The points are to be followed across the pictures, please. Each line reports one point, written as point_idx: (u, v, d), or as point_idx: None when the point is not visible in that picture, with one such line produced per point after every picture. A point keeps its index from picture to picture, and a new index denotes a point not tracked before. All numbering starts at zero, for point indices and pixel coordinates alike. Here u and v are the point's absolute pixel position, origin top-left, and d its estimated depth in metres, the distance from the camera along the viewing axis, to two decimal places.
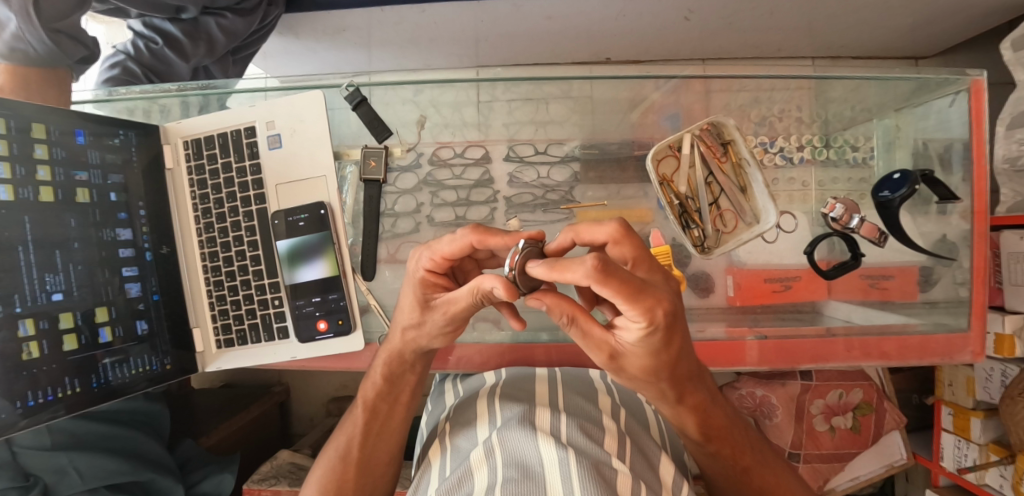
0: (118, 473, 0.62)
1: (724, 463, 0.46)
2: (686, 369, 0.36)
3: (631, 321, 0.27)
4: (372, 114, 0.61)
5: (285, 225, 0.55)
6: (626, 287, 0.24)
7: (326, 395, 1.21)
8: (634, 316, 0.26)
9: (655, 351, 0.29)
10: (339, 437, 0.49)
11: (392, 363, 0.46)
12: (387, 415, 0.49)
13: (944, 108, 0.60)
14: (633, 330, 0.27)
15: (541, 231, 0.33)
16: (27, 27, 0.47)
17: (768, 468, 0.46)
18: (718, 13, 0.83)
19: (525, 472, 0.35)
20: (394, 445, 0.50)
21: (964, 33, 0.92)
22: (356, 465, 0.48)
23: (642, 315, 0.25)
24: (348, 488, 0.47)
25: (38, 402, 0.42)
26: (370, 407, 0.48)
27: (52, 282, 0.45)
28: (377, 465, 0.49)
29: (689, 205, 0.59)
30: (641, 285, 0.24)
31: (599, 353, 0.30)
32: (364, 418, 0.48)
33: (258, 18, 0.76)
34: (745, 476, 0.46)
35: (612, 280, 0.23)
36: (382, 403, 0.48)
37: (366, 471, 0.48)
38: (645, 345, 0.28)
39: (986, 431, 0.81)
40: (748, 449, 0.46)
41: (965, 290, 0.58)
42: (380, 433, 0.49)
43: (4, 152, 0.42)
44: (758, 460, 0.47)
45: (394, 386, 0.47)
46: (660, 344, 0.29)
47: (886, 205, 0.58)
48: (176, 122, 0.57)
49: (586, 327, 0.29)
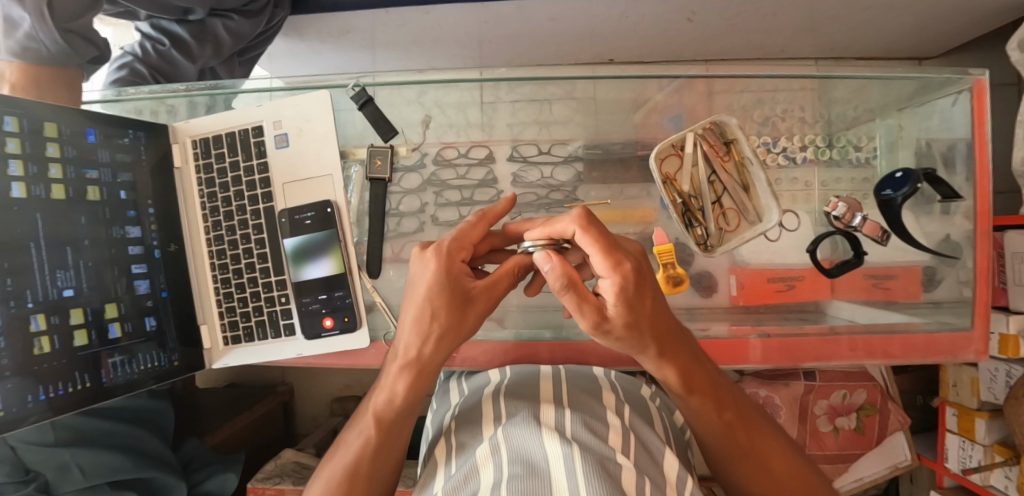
0: (121, 470, 0.63)
1: (709, 419, 0.46)
2: (665, 327, 0.38)
3: (603, 275, 0.32)
4: (378, 114, 0.61)
5: (291, 223, 0.56)
6: (599, 238, 0.32)
7: (331, 395, 1.21)
8: (605, 268, 0.32)
9: (630, 311, 0.33)
10: (340, 451, 0.46)
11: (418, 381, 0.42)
12: (396, 428, 0.45)
13: (948, 108, 0.61)
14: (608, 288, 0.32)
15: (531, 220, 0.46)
16: (40, 28, 0.48)
17: (754, 429, 0.47)
18: (720, 14, 0.83)
19: (531, 469, 0.35)
20: (396, 456, 0.46)
21: (967, 34, 0.92)
22: (364, 476, 0.44)
23: (611, 266, 0.32)
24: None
25: (50, 397, 0.42)
26: (386, 423, 0.44)
27: (63, 278, 0.45)
28: (376, 481, 0.45)
29: (693, 204, 0.59)
30: (611, 240, 0.32)
31: (591, 321, 0.32)
32: (376, 435, 0.44)
33: (264, 20, 0.77)
34: (729, 432, 0.46)
35: (589, 228, 0.32)
36: (400, 418, 0.44)
37: (372, 480, 0.44)
38: (622, 303, 0.32)
39: (991, 432, 0.81)
40: (733, 406, 0.46)
41: (968, 290, 0.59)
42: (390, 444, 0.45)
43: (17, 151, 0.43)
44: (742, 416, 0.47)
45: (407, 401, 0.43)
46: (635, 300, 0.33)
47: (889, 204, 0.58)
48: (185, 122, 0.58)
49: (581, 299, 0.31)
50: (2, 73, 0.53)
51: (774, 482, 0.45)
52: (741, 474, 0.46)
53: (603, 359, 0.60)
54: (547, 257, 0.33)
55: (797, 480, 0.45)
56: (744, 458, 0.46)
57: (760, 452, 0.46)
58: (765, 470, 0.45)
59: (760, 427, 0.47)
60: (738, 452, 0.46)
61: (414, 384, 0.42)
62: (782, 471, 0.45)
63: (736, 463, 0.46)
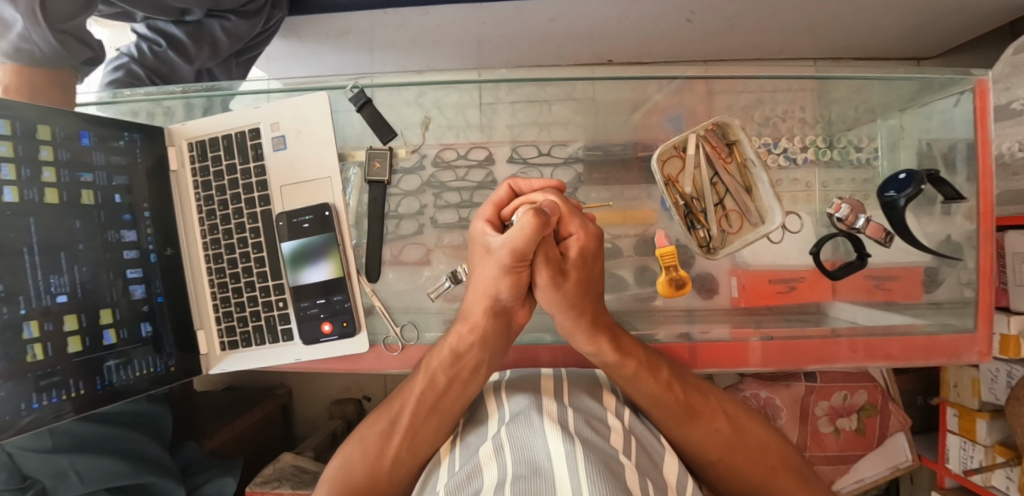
0: (120, 475, 0.62)
1: (649, 384, 0.49)
2: (597, 299, 0.49)
3: (574, 233, 0.45)
4: (377, 115, 0.60)
5: (289, 226, 0.55)
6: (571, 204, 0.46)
7: (330, 397, 1.21)
8: (577, 228, 0.45)
9: (581, 262, 0.46)
10: (373, 419, 0.52)
11: (482, 338, 0.48)
12: (443, 391, 0.49)
13: (949, 108, 0.60)
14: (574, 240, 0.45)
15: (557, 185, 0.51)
16: (34, 28, 0.48)
17: (691, 388, 0.51)
18: (720, 15, 0.83)
19: (534, 470, 0.35)
20: (451, 417, 0.50)
21: (967, 34, 0.92)
22: (404, 430, 0.49)
23: (581, 229, 0.45)
24: (394, 445, 0.50)
25: (43, 404, 0.42)
26: (429, 377, 0.50)
27: (57, 283, 0.44)
28: (421, 434, 0.50)
29: (695, 205, 0.59)
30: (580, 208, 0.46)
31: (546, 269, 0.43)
32: (422, 384, 0.50)
33: (262, 20, 0.75)
34: (671, 394, 0.50)
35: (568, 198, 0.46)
36: (442, 373, 0.49)
37: (413, 435, 0.49)
38: (579, 254, 0.45)
39: (991, 432, 0.81)
40: (666, 369, 0.50)
41: (970, 290, 0.58)
42: (438, 408, 0.49)
43: (9, 154, 0.42)
44: (676, 375, 0.51)
45: (460, 360, 0.49)
46: (591, 255, 0.46)
47: (892, 206, 0.57)
48: (181, 125, 0.58)
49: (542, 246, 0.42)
50: None
51: (722, 436, 0.51)
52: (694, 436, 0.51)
53: None
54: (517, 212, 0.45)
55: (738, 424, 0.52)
56: (689, 414, 0.50)
57: (702, 411, 0.51)
58: (711, 426, 0.51)
59: (700, 389, 0.52)
60: (685, 412, 0.50)
61: (476, 340, 0.48)
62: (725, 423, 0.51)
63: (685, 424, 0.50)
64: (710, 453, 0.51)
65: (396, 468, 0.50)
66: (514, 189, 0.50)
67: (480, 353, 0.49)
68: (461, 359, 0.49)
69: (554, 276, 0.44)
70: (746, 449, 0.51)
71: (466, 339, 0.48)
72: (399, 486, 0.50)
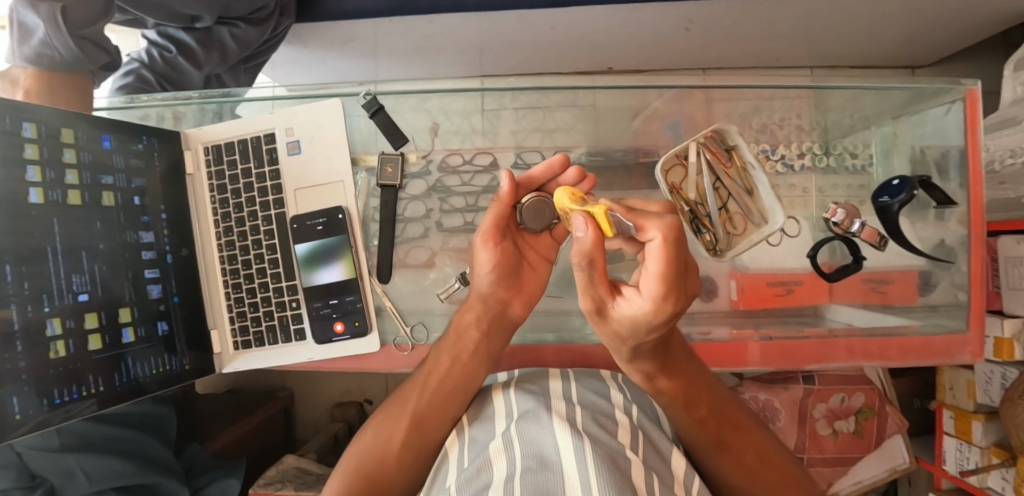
0: (127, 474, 0.62)
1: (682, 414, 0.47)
2: (651, 350, 0.37)
3: (641, 293, 0.27)
4: (389, 121, 0.62)
5: (302, 229, 0.57)
6: (677, 259, 0.24)
7: (332, 400, 1.22)
8: (648, 290, 0.26)
9: (643, 327, 0.29)
10: (391, 406, 0.53)
11: (480, 320, 0.49)
12: (445, 373, 0.51)
13: (940, 117, 0.62)
14: (638, 303, 0.27)
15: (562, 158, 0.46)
16: (53, 35, 0.49)
17: (728, 421, 0.49)
18: (717, 24, 0.85)
19: (543, 463, 0.36)
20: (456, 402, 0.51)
21: (958, 43, 0.95)
22: (412, 416, 0.51)
23: (660, 289, 0.25)
24: (401, 433, 0.50)
25: (64, 400, 0.42)
26: (433, 359, 0.52)
27: (78, 282, 0.45)
28: (426, 424, 0.51)
29: (700, 211, 0.59)
30: (685, 266, 0.25)
31: (590, 302, 0.30)
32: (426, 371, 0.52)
33: (269, 27, 0.77)
34: (702, 427, 0.47)
35: (670, 237, 0.23)
36: (445, 355, 0.51)
37: (419, 422, 0.50)
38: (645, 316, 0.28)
39: (986, 434, 0.82)
40: (707, 403, 0.47)
41: (963, 293, 0.60)
42: (444, 393, 0.51)
43: (35, 156, 0.43)
44: (716, 411, 0.48)
45: (461, 341, 0.50)
46: (650, 326, 0.29)
47: (886, 210, 0.59)
48: (196, 129, 0.59)
49: (591, 268, 0.27)
50: (15, 79, 0.53)
51: (747, 468, 0.47)
52: (718, 467, 0.48)
53: (610, 362, 0.61)
54: (587, 224, 0.26)
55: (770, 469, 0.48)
56: (719, 447, 0.48)
57: (731, 442, 0.48)
58: (737, 458, 0.47)
59: (734, 420, 0.49)
60: (713, 443, 0.48)
61: (474, 320, 0.49)
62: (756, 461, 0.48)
63: (709, 453, 0.48)
64: (734, 485, 0.47)
65: (404, 453, 0.50)
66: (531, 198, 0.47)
67: (478, 335, 0.49)
68: (461, 339, 0.50)
69: (592, 314, 0.30)
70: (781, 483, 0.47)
71: (467, 320, 0.49)
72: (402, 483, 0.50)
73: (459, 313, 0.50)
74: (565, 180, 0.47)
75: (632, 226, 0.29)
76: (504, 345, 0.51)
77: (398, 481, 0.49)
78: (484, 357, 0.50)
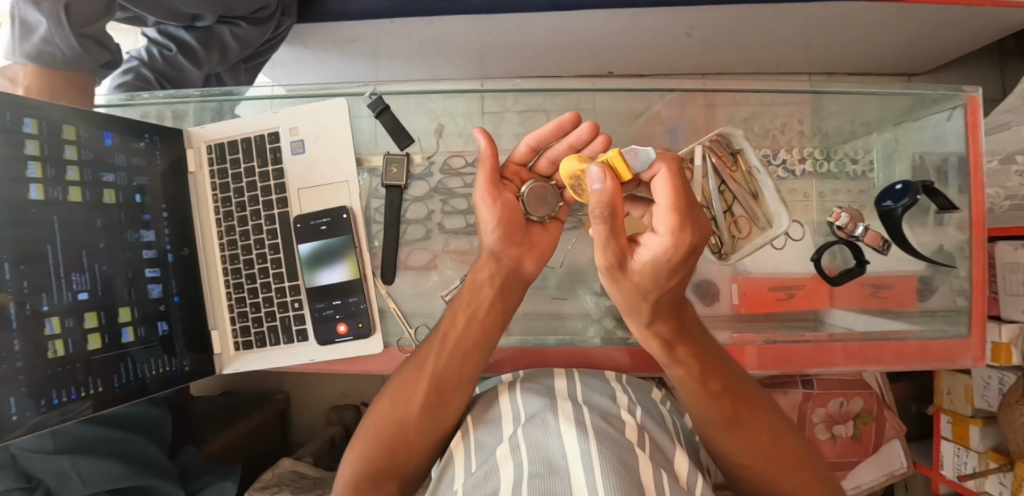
0: (121, 477, 0.61)
1: (694, 388, 0.47)
2: (671, 298, 0.41)
3: (658, 232, 0.32)
4: (395, 122, 0.61)
5: (308, 228, 0.57)
6: (682, 205, 0.31)
7: (329, 402, 1.21)
8: (666, 229, 0.31)
9: (664, 269, 0.35)
10: (407, 369, 0.51)
11: (495, 276, 0.50)
12: (462, 331, 0.50)
13: (941, 123, 0.63)
14: (655, 247, 0.33)
15: (574, 115, 0.50)
16: (56, 32, 0.49)
17: (740, 400, 0.48)
18: (718, 30, 0.86)
19: (551, 468, 0.35)
20: (474, 358, 0.50)
21: (954, 51, 0.96)
22: (430, 376, 0.49)
23: (673, 230, 0.31)
24: (420, 393, 0.48)
25: (62, 401, 0.41)
26: (450, 318, 0.51)
27: (78, 281, 0.44)
28: (445, 383, 0.49)
29: (705, 214, 0.58)
30: (691, 212, 0.32)
31: (613, 257, 0.35)
32: (442, 330, 0.50)
33: (271, 27, 0.77)
34: (714, 400, 0.47)
35: (677, 180, 0.31)
36: (462, 312, 0.50)
37: (438, 381, 0.48)
38: (651, 263, 0.34)
39: (985, 439, 0.83)
40: (720, 376, 0.48)
41: (963, 299, 0.61)
42: (462, 352, 0.49)
43: (36, 152, 0.42)
44: (729, 385, 0.48)
45: (477, 298, 0.50)
46: (669, 267, 0.34)
47: (889, 214, 0.59)
48: (199, 127, 0.59)
49: (613, 219, 0.31)
50: (14, 76, 0.53)
51: (759, 447, 0.46)
52: (728, 444, 0.47)
53: (615, 364, 0.61)
54: (603, 175, 0.28)
55: (785, 448, 0.47)
56: (730, 425, 0.47)
57: (744, 420, 0.47)
58: (752, 436, 0.47)
59: (746, 397, 0.48)
60: (726, 419, 0.47)
61: (489, 276, 0.50)
62: (768, 439, 0.47)
63: (718, 432, 0.47)
64: (743, 461, 0.47)
65: (423, 417, 0.48)
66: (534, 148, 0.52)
67: (494, 292, 0.50)
68: (475, 296, 0.50)
69: (612, 269, 0.36)
70: (794, 464, 0.46)
71: (482, 277, 0.50)
72: (422, 448, 0.48)
73: (472, 271, 0.51)
74: (580, 136, 0.50)
75: (665, 182, 0.30)
76: (517, 302, 0.53)
77: (420, 445, 0.48)
78: (500, 314, 0.51)
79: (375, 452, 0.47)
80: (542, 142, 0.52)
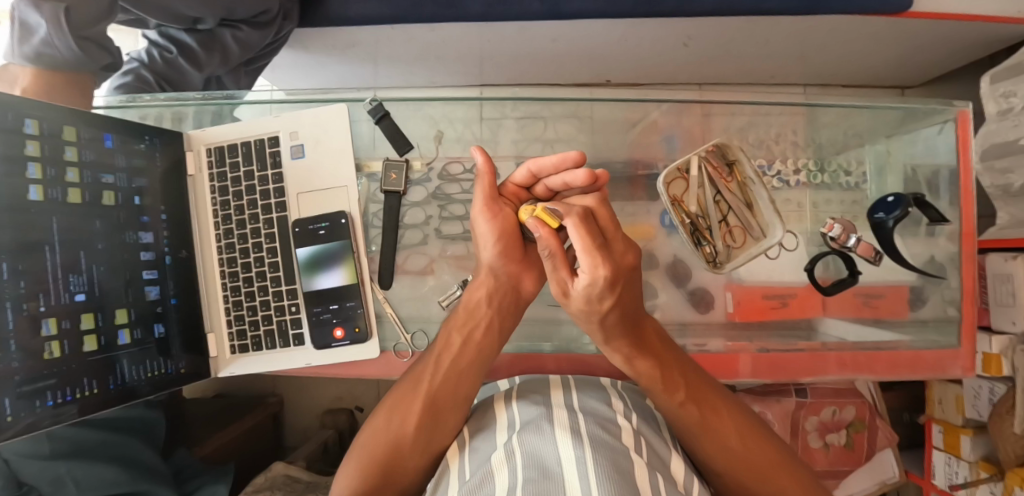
0: (117, 483, 0.61)
1: (663, 398, 0.47)
2: (627, 317, 0.42)
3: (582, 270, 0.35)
4: (394, 128, 0.61)
5: (306, 232, 0.57)
6: (588, 241, 0.34)
7: (323, 406, 1.20)
8: (582, 265, 0.35)
9: (595, 300, 0.37)
10: (403, 386, 0.51)
11: (492, 295, 0.49)
12: (458, 350, 0.50)
13: (932, 136, 0.65)
14: (581, 279, 0.35)
15: (580, 154, 0.49)
16: (55, 34, 0.49)
17: (709, 406, 0.48)
18: (715, 41, 0.87)
19: (545, 474, 0.36)
20: (471, 378, 0.50)
21: (947, 65, 0.98)
22: (426, 395, 0.48)
23: (589, 266, 0.34)
24: (415, 413, 0.48)
25: (57, 402, 0.41)
26: (446, 339, 0.50)
27: (75, 282, 0.44)
28: (441, 403, 0.49)
29: (700, 223, 0.61)
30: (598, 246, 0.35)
31: (557, 287, 0.38)
32: (437, 351, 0.50)
33: (272, 31, 0.77)
34: (682, 408, 0.47)
35: (582, 224, 0.35)
36: (459, 332, 0.50)
37: (433, 400, 0.48)
38: (584, 294, 0.36)
39: (975, 449, 0.84)
40: (685, 385, 0.48)
41: (954, 309, 0.62)
42: (458, 370, 0.50)
43: (36, 153, 0.42)
44: (699, 395, 0.48)
45: (472, 318, 0.49)
46: (599, 295, 0.36)
47: (881, 226, 0.60)
48: (200, 130, 0.59)
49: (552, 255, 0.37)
50: (14, 77, 0.53)
51: (732, 454, 0.47)
52: (702, 449, 0.48)
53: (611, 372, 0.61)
54: (539, 225, 0.37)
55: (757, 455, 0.47)
56: (702, 431, 0.48)
57: (714, 428, 0.48)
58: (723, 443, 0.47)
59: (715, 403, 0.49)
60: (696, 426, 0.48)
61: (486, 295, 0.49)
62: (741, 446, 0.47)
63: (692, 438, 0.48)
64: (717, 466, 0.48)
65: (419, 435, 0.48)
66: (535, 174, 0.51)
67: (490, 311, 0.49)
68: (472, 315, 0.49)
69: (561, 297, 0.39)
70: (766, 468, 0.47)
71: (478, 295, 0.49)
72: (416, 467, 0.48)
73: (469, 289, 0.50)
74: (576, 180, 0.49)
75: (574, 226, 0.35)
76: (515, 321, 0.52)
77: (416, 461, 0.48)
78: (496, 334, 0.50)
79: (370, 468, 0.47)
80: (543, 170, 0.50)
